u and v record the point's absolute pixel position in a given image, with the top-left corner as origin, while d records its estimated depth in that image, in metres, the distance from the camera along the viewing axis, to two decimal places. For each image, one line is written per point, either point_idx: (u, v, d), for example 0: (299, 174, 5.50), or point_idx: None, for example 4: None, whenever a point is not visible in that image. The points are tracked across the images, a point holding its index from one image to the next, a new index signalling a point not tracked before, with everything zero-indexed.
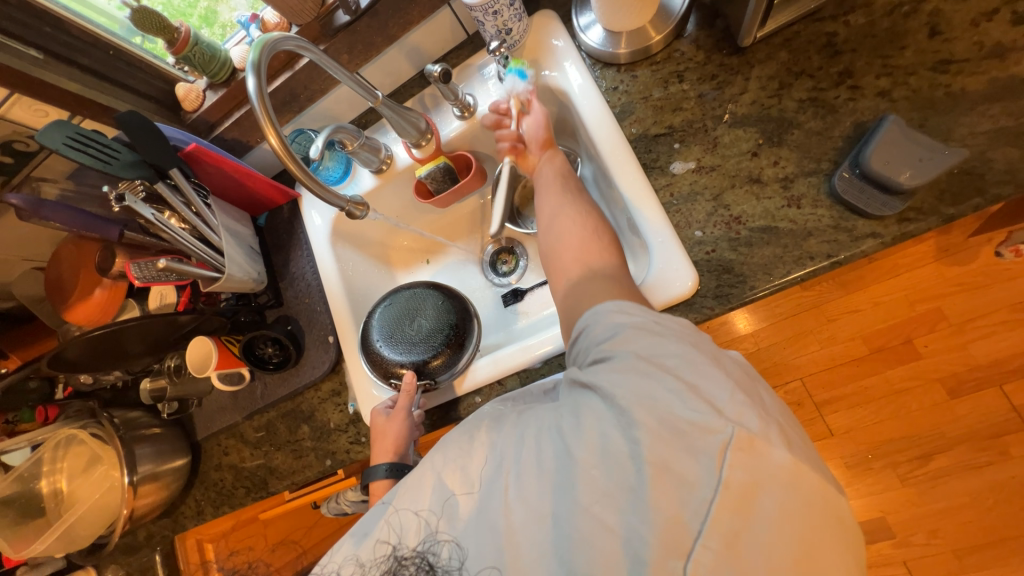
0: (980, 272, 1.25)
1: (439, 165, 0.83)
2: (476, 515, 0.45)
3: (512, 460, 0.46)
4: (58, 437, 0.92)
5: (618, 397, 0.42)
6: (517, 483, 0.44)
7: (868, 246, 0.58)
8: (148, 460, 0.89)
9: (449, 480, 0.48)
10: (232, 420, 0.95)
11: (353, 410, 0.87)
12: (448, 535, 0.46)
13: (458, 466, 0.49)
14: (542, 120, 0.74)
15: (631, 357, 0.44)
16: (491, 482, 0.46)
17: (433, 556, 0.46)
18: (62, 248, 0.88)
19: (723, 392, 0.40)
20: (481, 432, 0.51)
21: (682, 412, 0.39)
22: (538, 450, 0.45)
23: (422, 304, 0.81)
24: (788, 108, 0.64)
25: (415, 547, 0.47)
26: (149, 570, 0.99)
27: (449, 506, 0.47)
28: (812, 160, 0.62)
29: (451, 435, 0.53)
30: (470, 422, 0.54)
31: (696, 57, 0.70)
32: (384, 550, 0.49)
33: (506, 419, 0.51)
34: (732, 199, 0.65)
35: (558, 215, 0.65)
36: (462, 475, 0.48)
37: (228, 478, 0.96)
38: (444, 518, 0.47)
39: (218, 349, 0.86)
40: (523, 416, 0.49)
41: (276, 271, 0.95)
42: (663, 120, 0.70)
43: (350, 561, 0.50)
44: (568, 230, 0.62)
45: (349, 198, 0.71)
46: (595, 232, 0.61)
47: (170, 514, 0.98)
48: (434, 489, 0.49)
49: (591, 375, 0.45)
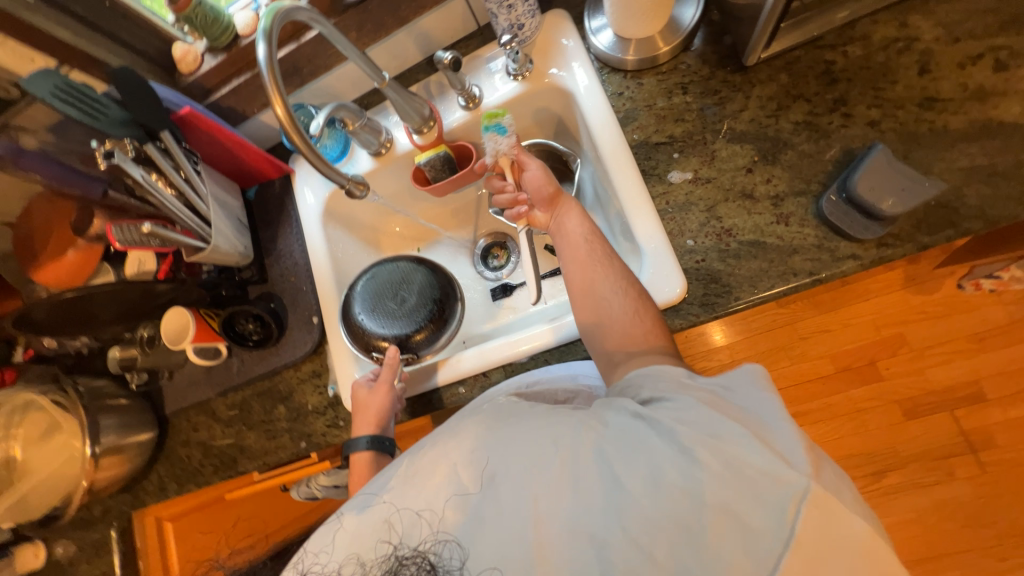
0: (942, 303, 1.33)
1: (440, 153, 0.82)
2: (493, 520, 0.44)
3: (542, 469, 0.44)
4: (15, 402, 0.88)
5: (681, 433, 0.41)
6: (546, 493, 0.43)
7: (848, 267, 0.61)
8: (113, 432, 0.85)
9: (466, 481, 0.46)
10: (205, 395, 0.92)
11: (333, 393, 0.86)
12: (452, 535, 0.45)
13: (476, 467, 0.47)
14: (541, 174, 0.73)
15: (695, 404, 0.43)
16: (515, 489, 0.44)
17: (436, 555, 0.45)
18: (36, 205, 0.84)
19: (795, 446, 0.39)
20: (503, 432, 0.48)
21: (752, 458, 0.38)
22: (573, 464, 0.43)
23: (412, 274, 0.81)
24: (784, 129, 0.66)
25: (417, 547, 0.46)
26: (103, 546, 0.96)
27: (459, 506, 0.46)
28: (802, 181, 0.65)
29: (467, 430, 0.50)
30: (486, 417, 0.51)
31: (700, 71, 0.72)
32: (386, 546, 0.47)
33: (533, 417, 0.49)
34: (725, 212, 0.67)
35: (593, 294, 0.64)
36: (478, 477, 0.46)
37: (197, 455, 0.93)
38: (454, 519, 0.45)
39: (196, 322, 0.84)
40: (556, 422, 0.47)
41: (263, 247, 0.93)
42: (665, 130, 0.72)
43: (347, 559, 0.48)
44: (609, 313, 0.62)
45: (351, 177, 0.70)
46: (638, 314, 0.60)
47: (130, 489, 0.95)
48: (445, 489, 0.47)
49: (649, 411, 0.45)
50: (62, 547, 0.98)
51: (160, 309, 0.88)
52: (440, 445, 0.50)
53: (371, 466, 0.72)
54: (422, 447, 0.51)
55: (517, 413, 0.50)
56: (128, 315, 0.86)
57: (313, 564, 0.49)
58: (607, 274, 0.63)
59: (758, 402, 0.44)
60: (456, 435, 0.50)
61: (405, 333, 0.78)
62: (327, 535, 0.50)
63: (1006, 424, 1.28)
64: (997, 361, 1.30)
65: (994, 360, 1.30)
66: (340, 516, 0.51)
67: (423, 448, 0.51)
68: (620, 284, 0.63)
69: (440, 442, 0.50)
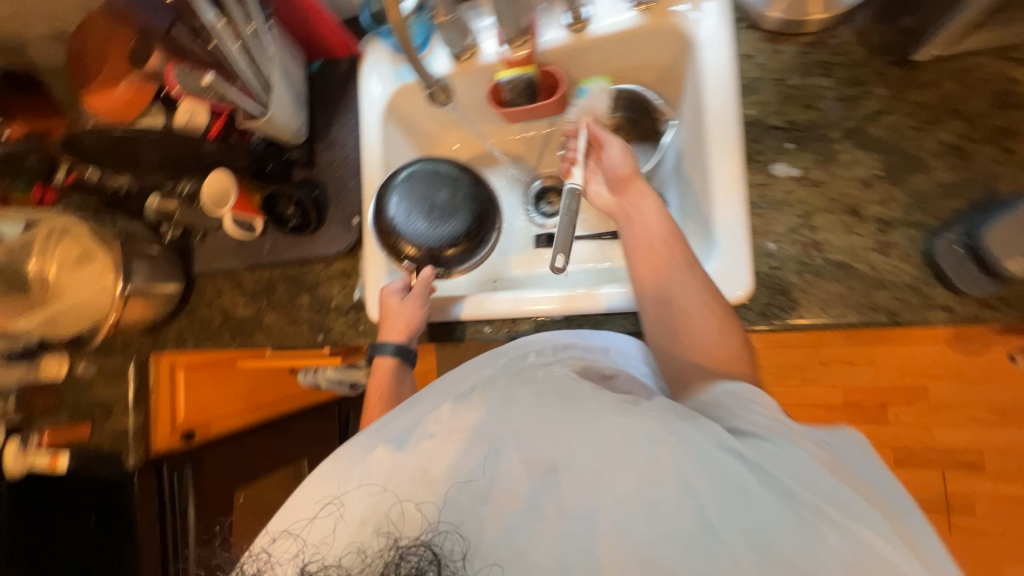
0: (981, 368, 1.27)
1: (525, 75, 0.74)
2: (548, 527, 0.38)
3: (614, 479, 0.38)
4: (55, 223, 0.89)
5: (798, 487, 0.36)
6: (619, 512, 0.37)
7: (936, 318, 0.56)
8: (143, 277, 0.86)
9: (514, 472, 0.40)
10: (234, 265, 0.92)
11: (358, 297, 0.85)
12: (454, 524, 0.39)
13: (528, 458, 0.40)
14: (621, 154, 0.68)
15: (799, 450, 0.40)
16: (581, 497, 0.38)
17: (440, 546, 0.38)
18: (92, 21, 0.78)
19: (927, 552, 0.36)
20: (556, 417, 0.42)
21: (890, 552, 0.34)
22: (653, 485, 0.37)
23: (455, 185, 0.76)
24: (925, 148, 0.58)
25: (421, 535, 0.39)
26: (120, 375, 1.02)
27: (505, 502, 0.39)
28: (922, 212, 0.57)
29: (507, 408, 0.44)
30: (530, 394, 0.45)
31: (852, 53, 0.62)
32: (387, 537, 0.39)
33: (594, 405, 0.42)
34: (821, 223, 0.60)
35: (672, 302, 0.58)
36: (529, 467, 0.40)
37: (217, 318, 0.95)
38: (493, 515, 0.39)
39: (239, 192, 0.82)
40: (626, 421, 0.40)
41: (316, 130, 0.88)
42: (786, 112, 0.63)
43: (348, 547, 0.39)
44: (687, 324, 0.57)
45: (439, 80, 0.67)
46: (724, 334, 0.56)
47: (152, 332, 0.99)
48: (484, 472, 0.40)
49: (744, 445, 0.39)
50: (85, 366, 1.04)
51: (204, 167, 0.85)
52: (477, 419, 0.43)
53: (391, 371, 0.74)
54: (452, 418, 0.44)
55: (563, 397, 0.44)
56: (172, 165, 0.84)
57: (309, 556, 0.40)
58: (689, 281, 0.58)
59: (863, 469, 0.42)
60: (493, 410, 0.44)
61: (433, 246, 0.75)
62: (327, 523, 0.41)
63: (990, 498, 1.27)
64: (1005, 439, 1.27)
65: (1003, 438, 1.27)
66: (341, 502, 0.42)
67: (455, 419, 0.44)
68: (700, 296, 0.57)
69: (478, 418, 0.43)
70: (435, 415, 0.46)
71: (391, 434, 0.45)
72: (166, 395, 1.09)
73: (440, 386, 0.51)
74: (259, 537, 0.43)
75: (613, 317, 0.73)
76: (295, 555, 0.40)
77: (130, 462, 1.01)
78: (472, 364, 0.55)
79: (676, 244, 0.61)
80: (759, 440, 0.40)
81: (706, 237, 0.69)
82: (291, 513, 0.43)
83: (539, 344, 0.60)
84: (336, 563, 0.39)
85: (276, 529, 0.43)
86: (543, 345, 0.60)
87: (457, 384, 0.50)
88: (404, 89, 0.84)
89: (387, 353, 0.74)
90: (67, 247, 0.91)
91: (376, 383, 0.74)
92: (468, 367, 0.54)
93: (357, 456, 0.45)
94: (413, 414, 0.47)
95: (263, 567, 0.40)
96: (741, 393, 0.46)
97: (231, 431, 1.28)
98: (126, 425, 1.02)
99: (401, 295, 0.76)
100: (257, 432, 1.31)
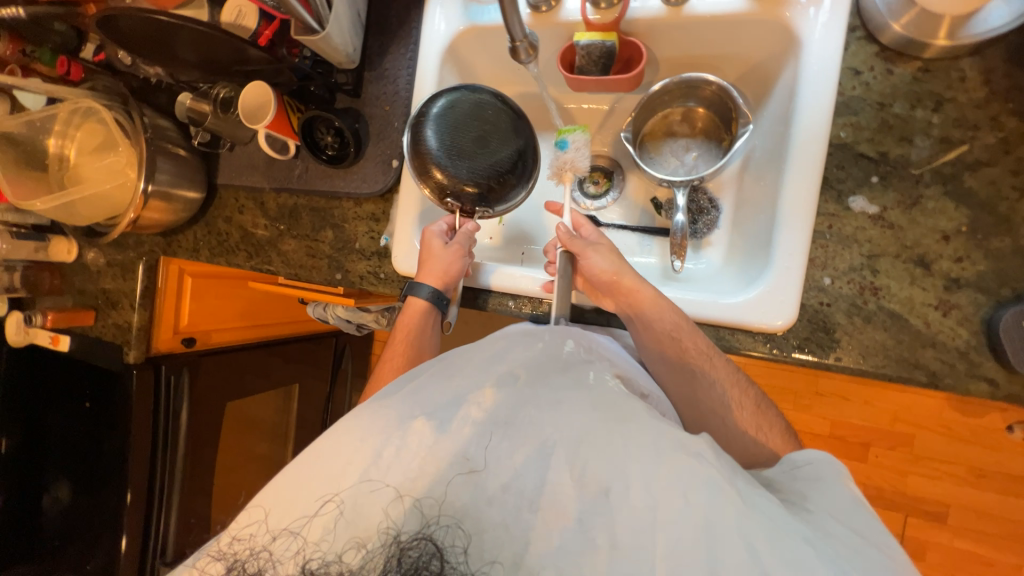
0: (975, 430, 1.26)
1: (606, 42, 0.67)
2: (596, 552, 0.41)
3: (673, 519, 0.41)
4: (80, 104, 0.84)
5: (842, 557, 0.40)
6: (674, 552, 0.40)
7: (976, 388, 0.54)
8: (166, 178, 0.82)
9: (564, 485, 0.44)
10: (259, 184, 0.88)
11: (383, 244, 0.82)
12: (455, 519, 0.43)
13: (582, 477, 0.45)
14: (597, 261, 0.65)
15: (844, 524, 0.44)
16: (633, 529, 0.42)
17: (441, 540, 0.42)
18: None
19: None
20: (608, 437, 0.46)
21: None
22: (711, 535, 0.40)
23: (496, 113, 0.72)
24: (1019, 211, 0.54)
25: (421, 530, 0.43)
26: (129, 272, 1.00)
27: (552, 516, 0.43)
28: (997, 279, 0.54)
29: (561, 417, 0.48)
30: (581, 404, 0.50)
31: (972, 91, 0.56)
32: (388, 533, 0.43)
33: (651, 428, 0.47)
34: (885, 268, 0.57)
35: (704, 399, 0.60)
36: (580, 485, 0.44)
37: (234, 236, 0.92)
38: (538, 524, 0.43)
39: (278, 110, 0.77)
40: (685, 463, 0.44)
41: (368, 57, 0.82)
42: (880, 143, 0.59)
43: (350, 544, 0.43)
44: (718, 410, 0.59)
45: (528, 36, 0.61)
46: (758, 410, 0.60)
47: (167, 236, 0.96)
48: (533, 479, 0.45)
49: (796, 518, 0.43)
50: (95, 255, 1.03)
51: (245, 73, 0.80)
52: (531, 423, 0.48)
53: (420, 315, 0.73)
54: (502, 412, 0.49)
55: (614, 417, 0.49)
56: (209, 64, 0.78)
57: (309, 554, 0.43)
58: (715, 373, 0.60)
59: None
60: (545, 415, 0.49)
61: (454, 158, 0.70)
62: (327, 520, 0.44)
63: (949, 550, 1.29)
64: (977, 499, 1.27)
65: (976, 497, 1.26)
66: (341, 499, 0.45)
67: (506, 415, 0.49)
68: (727, 384, 0.60)
69: (532, 421, 0.48)
70: (478, 398, 0.50)
71: (432, 410, 0.50)
72: (172, 299, 1.07)
73: (476, 365, 0.55)
74: (260, 533, 0.45)
75: None
76: (295, 555, 0.43)
77: (131, 356, 1.01)
78: (509, 346, 0.59)
79: (692, 342, 0.61)
80: (812, 513, 0.45)
81: (756, 258, 0.66)
82: (291, 513, 0.45)
83: (576, 335, 0.62)
84: (337, 561, 0.42)
85: (277, 527, 0.45)
86: (581, 338, 0.62)
87: (491, 363, 0.55)
88: (469, 31, 0.78)
89: (422, 297, 0.72)
90: (91, 132, 0.86)
91: (404, 326, 0.74)
92: (505, 344, 0.59)
93: (395, 422, 0.49)
94: (452, 392, 0.51)
95: (263, 567, 0.43)
96: (797, 463, 0.53)
97: (235, 344, 1.27)
98: (130, 321, 1.01)
99: (445, 241, 0.74)
100: (255, 350, 1.29)
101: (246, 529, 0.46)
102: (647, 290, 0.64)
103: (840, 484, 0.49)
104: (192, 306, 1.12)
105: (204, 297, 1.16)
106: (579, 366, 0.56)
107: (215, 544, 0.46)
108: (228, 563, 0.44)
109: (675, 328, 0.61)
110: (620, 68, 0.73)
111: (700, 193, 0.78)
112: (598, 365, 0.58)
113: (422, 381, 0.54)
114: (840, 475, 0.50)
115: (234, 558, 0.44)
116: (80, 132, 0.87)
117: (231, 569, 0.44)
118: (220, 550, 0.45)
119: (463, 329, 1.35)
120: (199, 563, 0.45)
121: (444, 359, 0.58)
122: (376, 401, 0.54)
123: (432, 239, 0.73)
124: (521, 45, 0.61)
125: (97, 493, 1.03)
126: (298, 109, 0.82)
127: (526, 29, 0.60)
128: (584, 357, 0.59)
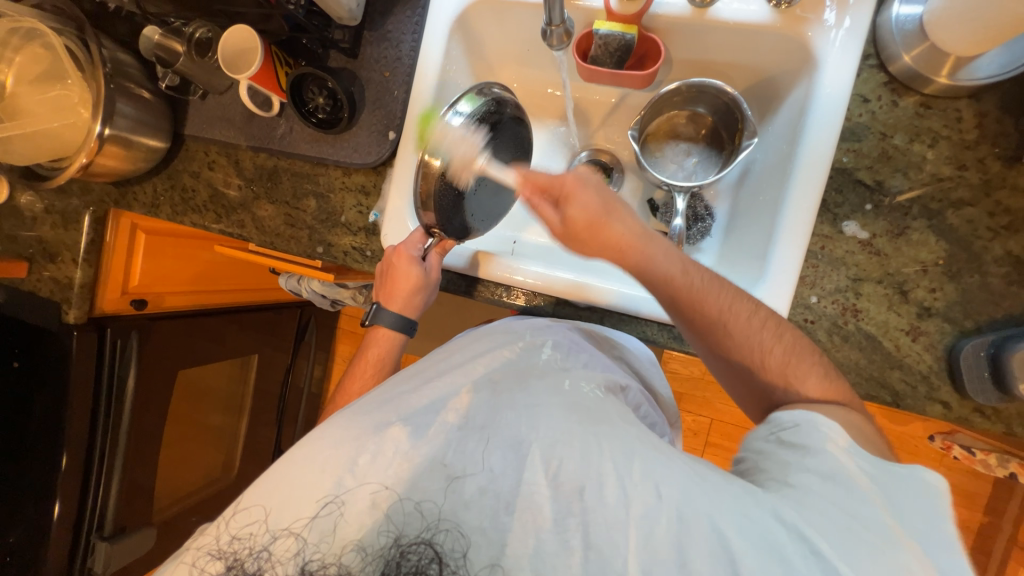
0: (900, 436, 1.32)
1: (626, 35, 0.65)
2: (571, 555, 0.43)
3: (644, 518, 0.42)
4: (23, 23, 0.73)
5: (812, 532, 0.39)
6: (646, 546, 0.42)
7: (931, 408, 0.59)
8: (126, 122, 0.73)
9: (540, 486, 0.45)
10: (234, 139, 0.80)
11: (372, 220, 0.77)
12: (453, 522, 0.44)
13: (558, 477, 0.45)
14: (580, 201, 0.55)
15: (828, 504, 0.41)
16: (606, 528, 0.43)
17: (439, 544, 0.44)
18: None
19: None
20: (582, 438, 0.47)
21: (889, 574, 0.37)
22: (682, 527, 0.41)
23: (509, 175, 0.74)
24: (989, 250, 0.58)
25: (420, 534, 0.44)
26: (75, 221, 0.90)
27: (528, 517, 0.44)
28: (963, 312, 0.59)
29: (537, 418, 0.49)
30: (557, 408, 0.51)
31: (965, 133, 0.60)
32: (387, 536, 0.44)
33: (624, 435, 0.48)
34: (867, 292, 0.61)
35: (734, 349, 0.55)
36: (555, 486, 0.45)
37: (201, 194, 0.83)
38: (515, 525, 0.44)
39: (265, 61, 0.70)
40: (654, 459, 0.46)
41: (370, 15, 0.76)
42: (878, 171, 0.61)
43: (347, 547, 0.44)
44: (748, 358, 0.55)
45: (563, 20, 0.60)
46: (796, 350, 0.54)
47: (121, 186, 0.86)
48: (511, 478, 0.46)
49: (771, 497, 0.42)
50: (32, 199, 0.91)
51: (227, 14, 0.71)
52: (507, 426, 0.49)
53: (389, 336, 0.74)
54: (480, 417, 0.50)
55: (588, 419, 0.50)
56: None
57: (308, 555, 0.44)
58: (740, 321, 0.54)
59: (907, 520, 0.40)
60: (520, 418, 0.49)
61: (467, 174, 0.67)
62: (325, 522, 0.45)
63: None
64: None
65: None
66: (339, 501, 0.45)
67: (483, 420, 0.50)
68: (749, 325, 0.54)
69: (508, 423, 0.49)
70: (455, 404, 0.51)
71: (409, 416, 0.50)
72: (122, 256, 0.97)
73: (459, 369, 0.56)
74: (259, 533, 0.45)
75: (636, 321, 0.71)
76: (293, 555, 0.44)
77: (71, 315, 0.91)
78: (489, 349, 0.60)
79: (712, 299, 0.54)
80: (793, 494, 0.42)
81: (749, 269, 0.68)
82: (290, 515, 0.45)
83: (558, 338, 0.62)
84: (335, 562, 0.43)
85: (275, 527, 0.45)
86: (562, 339, 0.62)
87: (465, 371, 0.56)
88: (484, 3, 0.73)
89: (390, 324, 0.73)
90: (36, 58, 0.76)
91: (377, 353, 0.73)
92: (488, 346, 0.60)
93: (372, 428, 0.49)
94: (430, 398, 0.52)
95: (264, 566, 0.44)
96: (784, 424, 0.48)
97: (195, 308, 1.17)
98: (71, 278, 0.90)
99: (423, 267, 0.70)
100: (216, 315, 1.19)
101: (244, 528, 0.46)
102: (632, 261, 0.55)
103: (830, 456, 0.44)
104: (144, 265, 1.02)
105: (158, 255, 1.05)
106: (556, 373, 0.57)
107: (214, 542, 0.46)
108: (226, 563, 0.45)
109: (677, 308, 0.56)
110: (635, 64, 0.71)
111: (697, 199, 0.78)
112: (577, 372, 0.57)
113: (396, 389, 0.54)
114: (830, 437, 0.45)
115: (232, 558, 0.45)
116: (18, 56, 0.75)
117: (230, 568, 0.45)
118: (218, 550, 0.46)
119: (437, 310, 1.32)
120: (197, 561, 0.46)
121: (423, 364, 0.59)
122: (351, 408, 0.53)
123: (410, 266, 0.69)
124: (556, 31, 0.60)
125: (18, 462, 0.92)
126: (287, 63, 0.75)
127: (563, 14, 0.59)
128: (562, 364, 0.58)
